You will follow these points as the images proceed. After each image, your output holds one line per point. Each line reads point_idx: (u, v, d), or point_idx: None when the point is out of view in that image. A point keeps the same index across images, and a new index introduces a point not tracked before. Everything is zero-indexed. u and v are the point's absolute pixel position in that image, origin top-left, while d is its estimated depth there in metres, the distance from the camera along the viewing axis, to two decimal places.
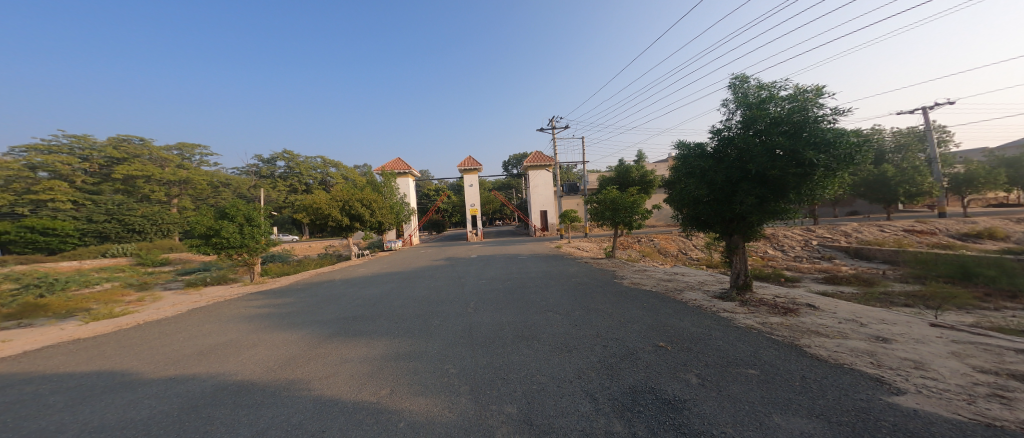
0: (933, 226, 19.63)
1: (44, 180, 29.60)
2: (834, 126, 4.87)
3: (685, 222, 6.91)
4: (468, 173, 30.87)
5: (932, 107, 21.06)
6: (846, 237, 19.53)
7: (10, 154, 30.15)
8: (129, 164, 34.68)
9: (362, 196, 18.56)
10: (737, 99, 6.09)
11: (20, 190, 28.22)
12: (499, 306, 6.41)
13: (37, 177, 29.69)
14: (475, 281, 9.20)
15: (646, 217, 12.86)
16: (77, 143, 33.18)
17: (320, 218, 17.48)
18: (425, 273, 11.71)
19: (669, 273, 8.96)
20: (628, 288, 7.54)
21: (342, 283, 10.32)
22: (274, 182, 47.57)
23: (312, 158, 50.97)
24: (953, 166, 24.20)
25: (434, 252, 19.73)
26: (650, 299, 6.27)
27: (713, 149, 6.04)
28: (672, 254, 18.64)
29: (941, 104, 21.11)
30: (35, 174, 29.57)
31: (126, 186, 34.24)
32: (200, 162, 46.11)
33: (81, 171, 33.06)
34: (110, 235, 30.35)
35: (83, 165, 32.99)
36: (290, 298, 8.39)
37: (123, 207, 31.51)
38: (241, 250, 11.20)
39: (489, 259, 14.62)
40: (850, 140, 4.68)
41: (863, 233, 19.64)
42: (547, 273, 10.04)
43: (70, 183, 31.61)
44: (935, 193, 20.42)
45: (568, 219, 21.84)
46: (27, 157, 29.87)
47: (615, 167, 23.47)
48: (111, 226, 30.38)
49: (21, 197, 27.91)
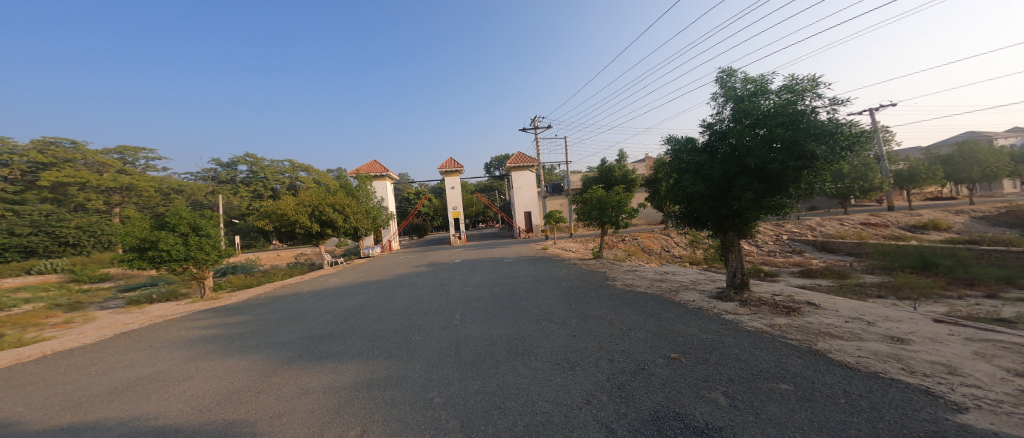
0: (888, 219, 20.92)
1: None
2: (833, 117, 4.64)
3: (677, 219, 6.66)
4: (448, 175, 30.02)
5: (881, 108, 22.55)
6: (811, 231, 20.50)
7: None
8: (60, 170, 31.09)
9: (333, 200, 17.30)
10: (726, 92, 5.87)
11: None
12: (487, 316, 5.87)
13: None
14: (458, 288, 8.58)
15: (633, 216, 12.72)
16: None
17: (287, 225, 16.10)
18: (403, 280, 10.94)
19: (660, 273, 8.74)
20: (622, 290, 7.22)
21: (310, 295, 9.41)
22: (234, 187, 44.38)
23: (279, 161, 48.10)
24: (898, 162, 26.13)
25: (413, 257, 18.83)
26: (647, 302, 5.95)
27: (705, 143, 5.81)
28: (656, 252, 18.77)
29: (888, 105, 22.64)
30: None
31: (55, 195, 30.60)
32: (147, 167, 42.22)
33: (0, 178, 29.22)
34: (37, 249, 26.95)
35: (3, 171, 29.20)
36: (246, 314, 7.46)
37: (54, 219, 28.15)
38: (185, 264, 9.91)
39: (472, 263, 13.97)
40: (848, 131, 4.49)
41: (827, 227, 20.68)
42: (535, 277, 9.58)
43: None
44: (886, 188, 21.88)
45: (551, 219, 21.58)
46: None
47: (597, 168, 23.49)
48: (38, 239, 27.09)
49: None
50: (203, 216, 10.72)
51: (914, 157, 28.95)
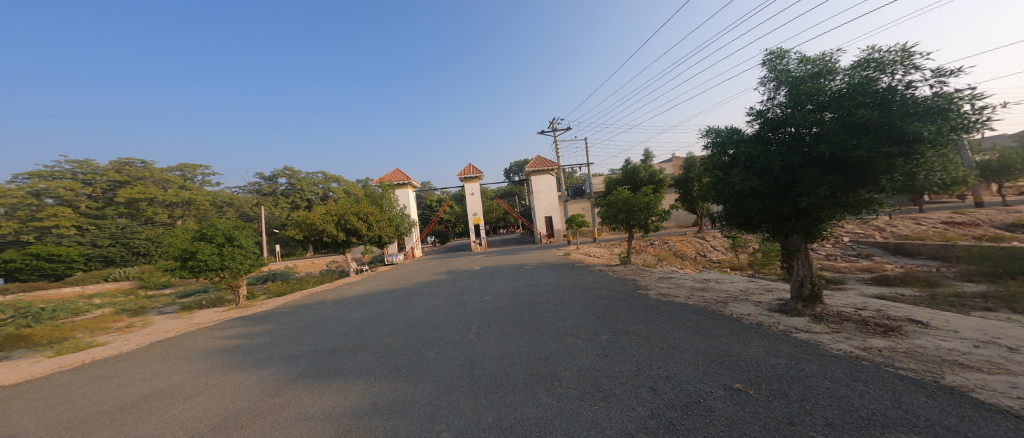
0: (967, 216, 18.27)
1: (49, 206, 29.59)
2: (935, 90, 3.63)
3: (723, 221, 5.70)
4: (470, 181, 29.99)
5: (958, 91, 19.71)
6: (873, 231, 18.22)
7: (14, 182, 30.04)
8: (132, 187, 34.59)
9: (357, 209, 17.68)
10: (779, 74, 4.93)
11: (25, 218, 28.05)
12: (507, 330, 5.33)
13: (43, 203, 29.75)
14: (479, 298, 8.10)
15: (663, 219, 11.72)
16: (80, 168, 33.12)
17: (315, 233, 16.57)
18: (424, 289, 10.64)
19: (700, 281, 7.78)
20: (658, 301, 6.38)
21: (332, 304, 9.29)
22: (277, 199, 47.28)
23: (314, 173, 50.84)
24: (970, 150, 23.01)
25: (437, 264, 18.72)
26: (691, 315, 5.12)
27: (756, 134, 4.88)
28: (690, 257, 17.32)
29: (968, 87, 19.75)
30: (38, 201, 29.34)
31: (128, 210, 34.05)
32: (203, 182, 46.12)
33: (85, 196, 32.93)
34: (115, 259, 29.99)
35: (86, 190, 32.90)
36: (269, 324, 7.37)
37: (127, 231, 31.22)
38: (221, 273, 10.24)
39: (494, 270, 13.50)
40: (961, 105, 3.43)
41: (892, 227, 18.31)
42: (560, 285, 8.92)
43: (74, 208, 31.41)
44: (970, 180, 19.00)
45: (575, 224, 20.76)
46: (32, 183, 29.76)
47: (622, 169, 22.35)
48: (116, 249, 30.06)
49: (26, 224, 27.73)
50: (238, 227, 11.13)
51: (1001, 144, 25.09)
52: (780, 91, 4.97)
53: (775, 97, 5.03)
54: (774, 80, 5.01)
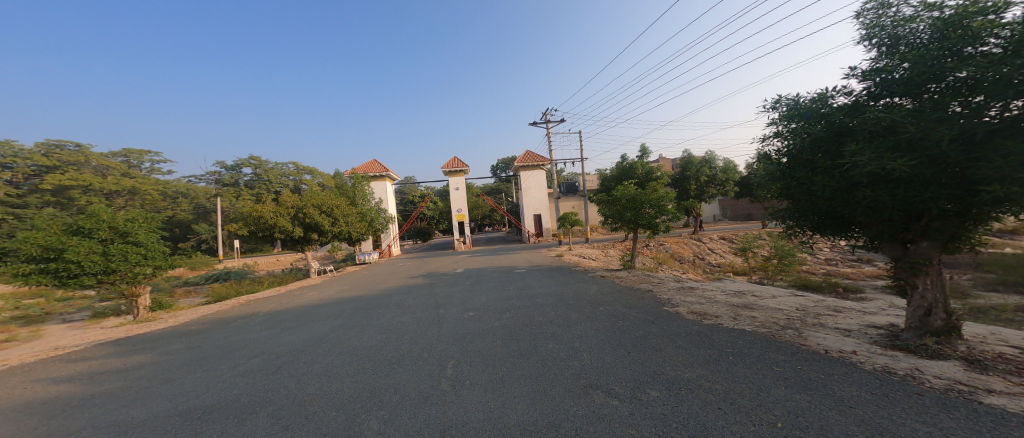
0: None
1: None
2: None
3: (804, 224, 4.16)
4: (453, 175, 27.93)
5: None
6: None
7: None
8: (62, 173, 30.20)
9: (320, 201, 15.20)
10: (900, 20, 3.41)
11: None
12: (497, 382, 3.57)
13: None
14: (457, 315, 6.28)
15: (677, 217, 10.27)
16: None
17: (265, 229, 14.01)
18: (389, 298, 8.60)
19: (733, 296, 6.29)
20: (700, 325, 4.74)
21: (264, 318, 7.15)
22: (239, 190, 43.15)
23: (284, 164, 47.03)
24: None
25: (413, 265, 16.62)
26: (770, 354, 3.49)
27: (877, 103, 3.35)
28: (688, 260, 16.18)
29: None
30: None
31: (60, 198, 29.44)
32: (154, 170, 41.47)
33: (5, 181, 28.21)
34: None
35: (8, 175, 28.28)
36: (148, 352, 5.17)
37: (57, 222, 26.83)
38: (106, 278, 7.80)
39: (477, 274, 11.61)
40: None
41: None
42: (562, 298, 7.22)
43: None
44: None
45: (567, 222, 19.22)
46: None
47: (617, 166, 21.07)
48: None
49: None
50: (137, 219, 8.71)
51: None
52: (894, 45, 3.47)
53: (887, 54, 3.52)
54: (886, 30, 3.50)
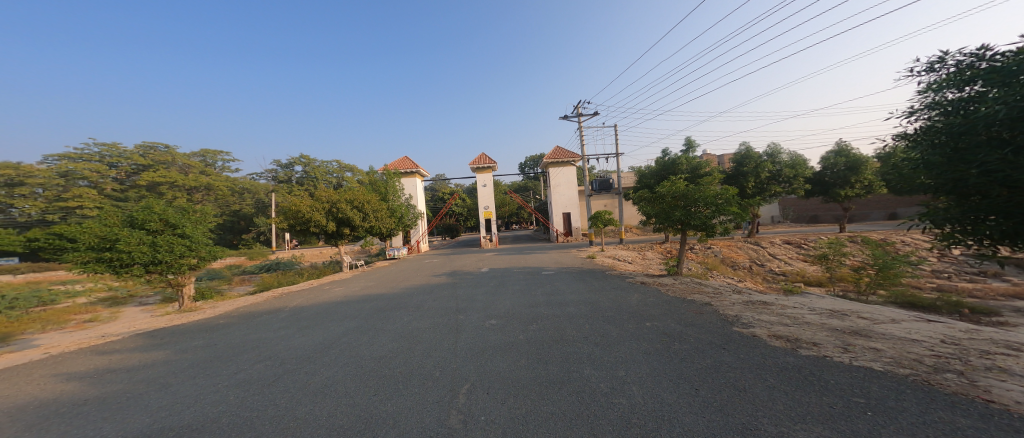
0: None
1: (78, 187, 28.57)
2: None
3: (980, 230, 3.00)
4: (482, 171, 27.48)
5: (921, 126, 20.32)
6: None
7: (41, 162, 29.30)
8: (157, 171, 34.25)
9: (353, 196, 15.42)
10: None
11: (52, 198, 27.03)
12: (521, 424, 2.72)
13: (75, 185, 28.88)
14: (479, 326, 5.55)
15: (741, 220, 8.51)
16: (107, 151, 32.63)
17: (302, 223, 14.45)
18: (410, 299, 8.07)
19: (827, 316, 4.84)
20: (796, 357, 3.48)
21: (285, 316, 6.90)
22: (291, 186, 46.39)
23: (328, 163, 49.85)
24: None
25: (441, 263, 16.30)
26: (946, 416, 2.23)
27: None
28: (744, 266, 14.21)
29: None
30: (67, 182, 28.40)
31: (150, 193, 33.34)
32: (222, 168, 45.89)
33: (112, 178, 32.56)
34: None
35: (114, 173, 32.59)
36: (159, 352, 4.93)
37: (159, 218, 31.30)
38: (156, 268, 8.17)
39: (503, 274, 10.83)
40: None
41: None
42: (597, 308, 6.20)
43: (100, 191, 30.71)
44: None
45: (600, 221, 17.84)
46: (59, 164, 28.64)
47: (657, 161, 19.19)
48: None
49: (52, 204, 26.65)
50: (186, 212, 9.14)
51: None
52: None
53: None
54: None
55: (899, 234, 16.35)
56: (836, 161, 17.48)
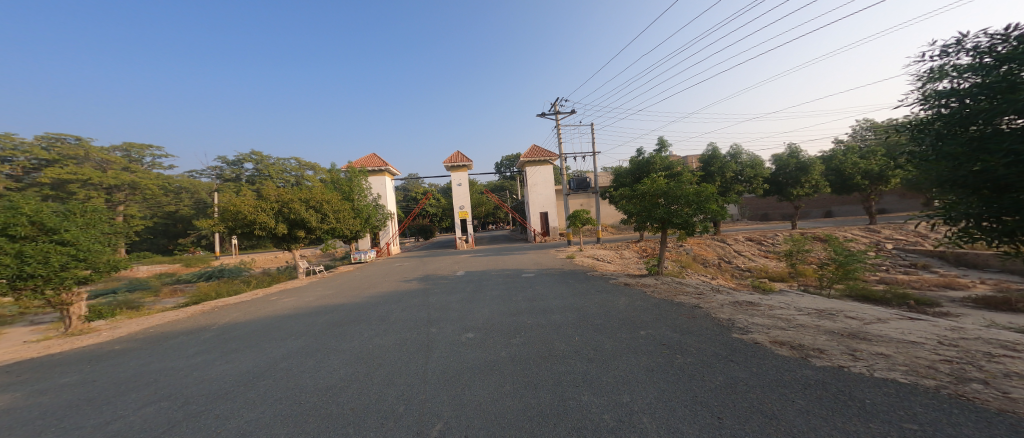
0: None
1: None
2: None
3: (999, 226, 2.87)
4: (454, 170, 26.43)
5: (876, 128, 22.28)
6: (886, 235, 16.95)
7: None
8: (63, 167, 29.36)
9: (308, 195, 13.88)
10: None
11: None
12: None
13: None
14: (451, 343, 4.88)
15: (721, 216, 8.52)
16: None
17: (244, 226, 12.72)
18: (373, 309, 7.15)
19: (821, 317, 4.68)
20: (812, 369, 3.14)
21: (214, 336, 5.78)
22: (239, 185, 42.28)
23: (285, 159, 46.06)
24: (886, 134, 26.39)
25: (410, 266, 15.23)
26: None
27: None
28: (713, 264, 14.59)
29: None
30: None
31: (60, 192, 28.67)
32: (156, 164, 40.88)
33: (7, 175, 27.54)
34: None
35: (10, 169, 27.60)
36: (20, 397, 3.75)
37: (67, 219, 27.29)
38: (27, 283, 6.85)
39: (479, 278, 10.12)
40: None
41: (902, 232, 17.24)
42: (585, 316, 5.73)
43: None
44: (886, 186, 19.14)
45: (580, 221, 17.64)
46: None
47: (631, 160, 19.54)
48: None
49: None
50: (69, 214, 7.80)
51: None
52: None
53: None
54: None
55: (845, 230, 17.70)
56: (787, 161, 18.81)
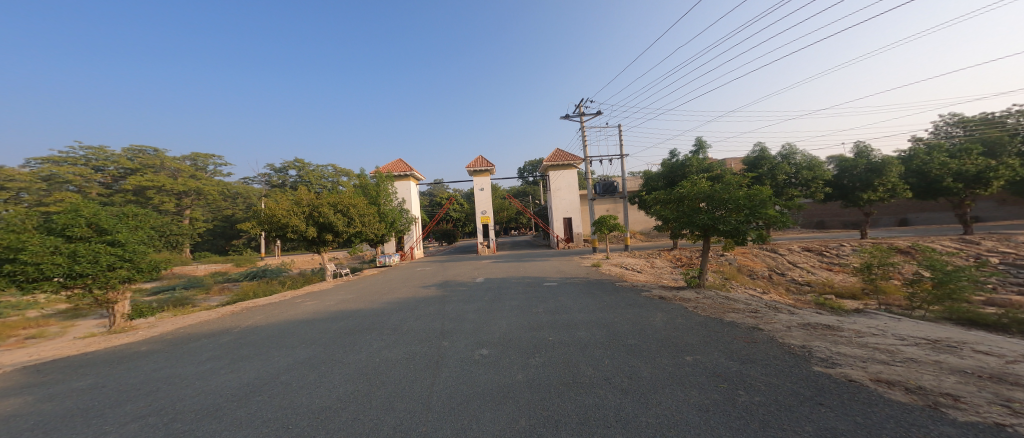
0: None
1: (58, 191, 27.24)
2: None
3: None
4: (478, 175, 26.30)
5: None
6: (985, 248, 14.25)
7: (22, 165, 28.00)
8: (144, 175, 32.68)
9: (336, 199, 14.19)
10: None
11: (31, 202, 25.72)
12: None
13: (55, 188, 27.54)
14: (461, 362, 4.45)
15: (783, 224, 7.04)
16: (92, 154, 31.21)
17: (278, 228, 13.19)
18: (388, 317, 6.88)
19: (930, 350, 3.59)
20: (956, 428, 2.18)
21: (229, 341, 5.66)
22: (284, 190, 45.10)
23: (324, 166, 48.76)
24: (978, 131, 22.69)
25: (433, 271, 15.01)
26: None
27: None
28: (763, 276, 12.97)
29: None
30: (51, 186, 27.31)
31: (139, 198, 32.05)
32: (214, 172, 44.73)
33: (96, 182, 31.20)
34: None
35: (98, 176, 31.20)
36: (25, 401, 3.62)
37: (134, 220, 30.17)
38: (76, 283, 7.23)
39: (500, 286, 9.53)
40: None
41: (1005, 244, 14.44)
42: (614, 334, 4.94)
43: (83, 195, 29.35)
44: (990, 190, 16.17)
45: (605, 226, 16.63)
46: (41, 167, 27.43)
47: (664, 162, 18.23)
48: None
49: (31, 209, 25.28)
50: (122, 217, 8.29)
51: None
52: None
53: None
54: None
55: (929, 241, 15.15)
56: (853, 163, 16.68)
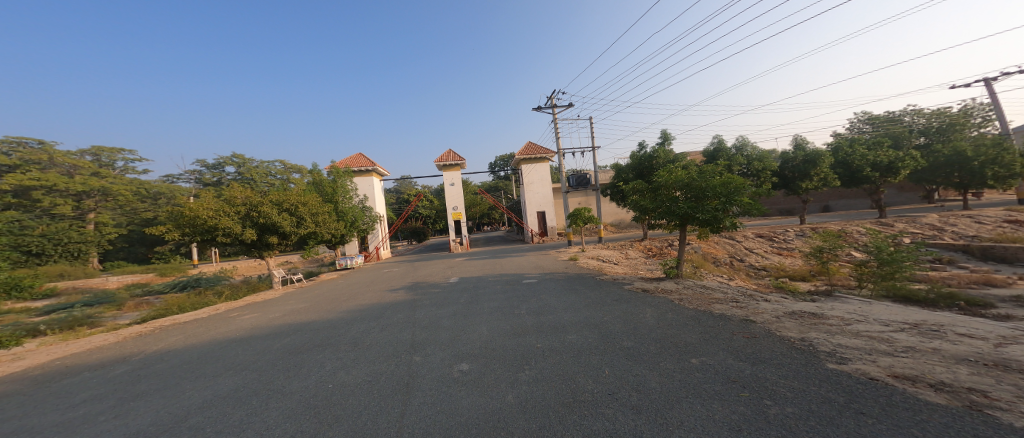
0: (1001, 214, 16.54)
1: None
2: None
3: None
4: (448, 169, 25.14)
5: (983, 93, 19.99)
6: (901, 229, 16.15)
7: None
8: (26, 173, 27.18)
9: (281, 197, 12.49)
10: None
11: None
12: None
13: None
14: (437, 383, 3.75)
15: (754, 211, 7.28)
16: None
17: (206, 232, 11.37)
18: (346, 329, 5.97)
19: (927, 337, 3.56)
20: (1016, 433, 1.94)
21: (130, 375, 4.47)
22: (219, 189, 40.28)
23: (268, 162, 44.30)
24: (885, 128, 25.92)
25: (399, 272, 13.95)
26: None
27: None
28: (725, 263, 13.58)
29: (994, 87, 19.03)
30: None
31: (23, 200, 26.70)
32: (128, 169, 38.69)
33: None
34: None
35: None
36: None
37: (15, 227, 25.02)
38: None
39: (475, 286, 8.86)
40: None
41: (915, 226, 16.48)
42: (612, 338, 4.54)
43: None
44: (898, 178, 18.52)
45: (580, 219, 16.58)
46: None
47: (632, 155, 18.51)
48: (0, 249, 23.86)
49: None
50: None
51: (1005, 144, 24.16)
52: None
53: None
54: None
55: (855, 224, 16.87)
56: (795, 155, 18.14)
